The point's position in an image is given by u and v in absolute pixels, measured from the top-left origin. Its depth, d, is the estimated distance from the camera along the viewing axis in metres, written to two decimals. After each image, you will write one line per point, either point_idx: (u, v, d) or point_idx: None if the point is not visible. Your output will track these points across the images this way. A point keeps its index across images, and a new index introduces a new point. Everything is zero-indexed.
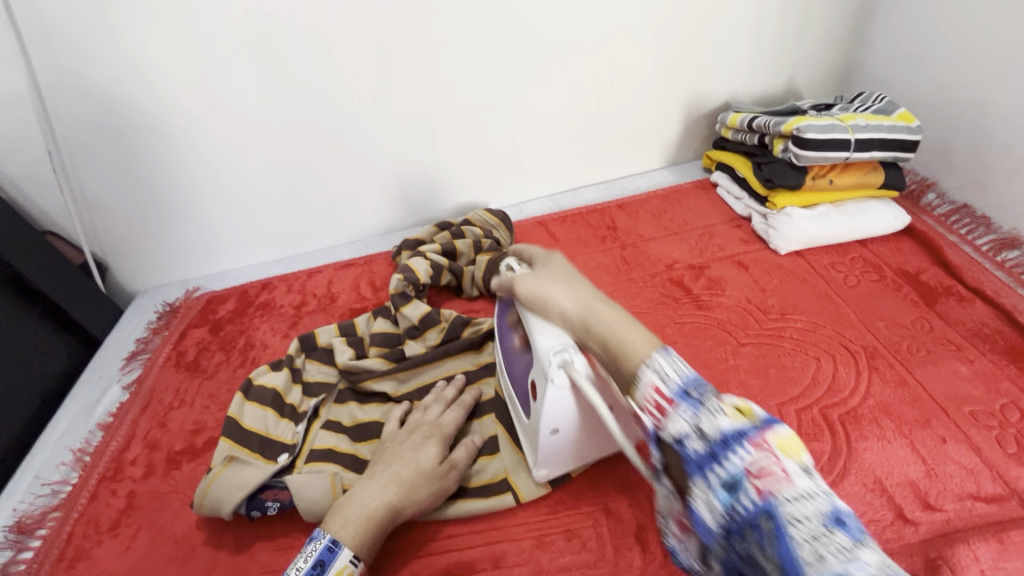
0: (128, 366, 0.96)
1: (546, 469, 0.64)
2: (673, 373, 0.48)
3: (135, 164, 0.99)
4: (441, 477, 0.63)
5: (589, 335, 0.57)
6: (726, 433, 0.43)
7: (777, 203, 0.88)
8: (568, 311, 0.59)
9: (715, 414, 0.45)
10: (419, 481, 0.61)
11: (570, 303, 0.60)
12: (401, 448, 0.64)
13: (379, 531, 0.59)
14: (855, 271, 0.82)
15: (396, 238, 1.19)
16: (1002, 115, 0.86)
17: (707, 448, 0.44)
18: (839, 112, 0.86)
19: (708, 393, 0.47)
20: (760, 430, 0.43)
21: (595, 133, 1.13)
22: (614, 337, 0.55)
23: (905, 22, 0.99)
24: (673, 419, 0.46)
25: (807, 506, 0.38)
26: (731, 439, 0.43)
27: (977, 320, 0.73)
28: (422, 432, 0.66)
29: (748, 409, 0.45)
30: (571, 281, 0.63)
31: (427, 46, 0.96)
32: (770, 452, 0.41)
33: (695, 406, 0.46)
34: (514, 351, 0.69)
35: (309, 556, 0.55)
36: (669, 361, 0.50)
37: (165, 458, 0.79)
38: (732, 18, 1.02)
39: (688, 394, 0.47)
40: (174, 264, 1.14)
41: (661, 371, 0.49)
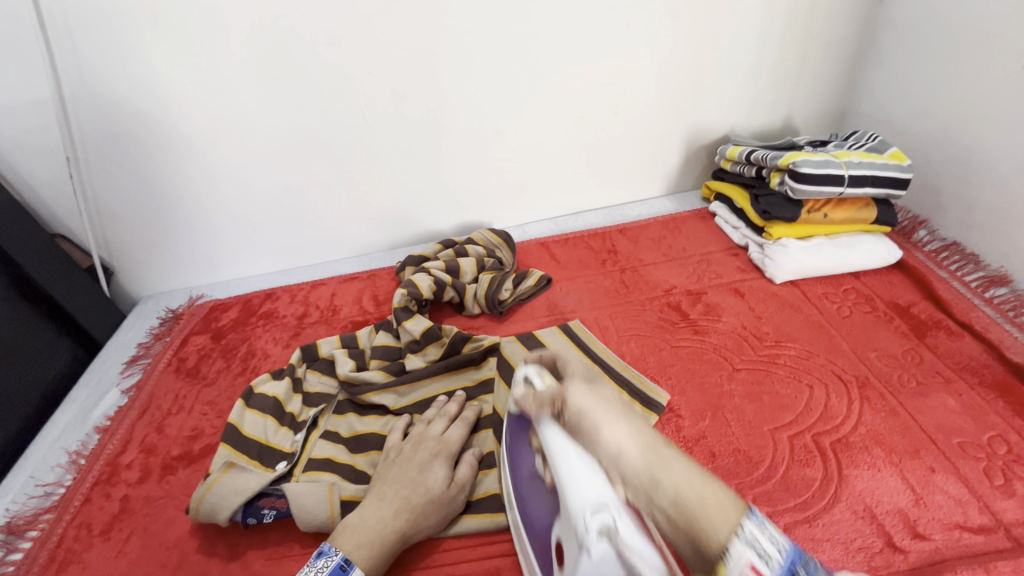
0: (128, 370, 0.97)
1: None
2: (757, 542, 0.43)
3: (150, 172, 1.01)
4: (449, 500, 0.64)
5: (658, 492, 0.47)
6: (812, 572, 0.41)
7: (773, 234, 0.90)
8: (637, 463, 0.49)
9: (788, 552, 0.42)
10: (428, 505, 0.62)
11: (650, 459, 0.49)
12: (407, 470, 0.64)
13: (387, 555, 0.59)
14: (848, 302, 0.84)
15: (400, 253, 1.21)
16: (989, 158, 0.90)
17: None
18: (834, 149, 0.89)
19: (816, 574, 0.42)
20: None
21: (598, 159, 1.16)
22: (688, 503, 0.47)
23: (897, 67, 1.04)
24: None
25: None
26: (807, 574, 0.41)
27: (966, 354, 0.74)
28: (428, 450, 0.67)
29: (848, 573, 0.42)
30: (640, 428, 0.53)
31: (438, 70, 0.99)
32: None
33: (778, 558, 0.41)
34: (530, 482, 0.60)
35: (320, 573, 0.54)
36: (761, 528, 0.44)
37: (162, 463, 0.79)
38: (733, 57, 1.06)
39: (772, 551, 0.42)
40: (180, 271, 1.15)
41: (762, 550, 0.42)
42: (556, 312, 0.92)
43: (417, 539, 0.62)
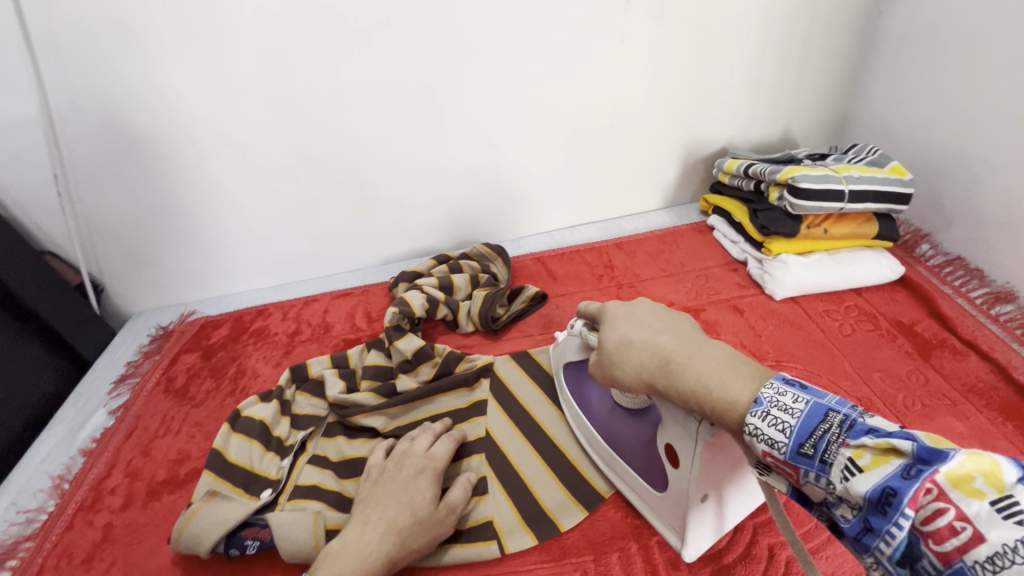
0: (116, 390, 0.95)
1: (694, 542, 0.59)
2: (779, 433, 0.41)
3: (139, 188, 1.00)
4: (439, 523, 0.61)
5: (668, 376, 0.51)
6: (871, 494, 0.36)
7: (772, 249, 0.88)
8: (648, 354, 0.54)
9: (849, 473, 0.37)
10: (416, 526, 0.60)
11: (659, 344, 0.53)
12: (393, 492, 0.62)
13: None
14: (850, 320, 0.82)
15: (395, 268, 1.19)
16: (993, 173, 0.88)
17: (860, 517, 0.37)
18: (833, 164, 0.87)
19: (830, 440, 0.39)
20: (915, 476, 0.34)
21: (595, 173, 1.15)
22: (707, 384, 0.48)
23: (897, 79, 1.02)
24: (808, 482, 0.41)
25: (1013, 566, 0.31)
26: (879, 502, 0.36)
27: (972, 374, 0.72)
28: (414, 467, 0.64)
29: (889, 447, 0.36)
30: (664, 326, 0.56)
31: (432, 85, 0.98)
32: (937, 496, 0.34)
33: (825, 468, 0.39)
34: (609, 411, 0.67)
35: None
36: (773, 401, 0.43)
37: (146, 488, 0.77)
38: (730, 68, 1.05)
39: (804, 453, 0.40)
40: (171, 287, 1.14)
41: (764, 436, 0.42)
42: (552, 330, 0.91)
43: (406, 563, 0.60)
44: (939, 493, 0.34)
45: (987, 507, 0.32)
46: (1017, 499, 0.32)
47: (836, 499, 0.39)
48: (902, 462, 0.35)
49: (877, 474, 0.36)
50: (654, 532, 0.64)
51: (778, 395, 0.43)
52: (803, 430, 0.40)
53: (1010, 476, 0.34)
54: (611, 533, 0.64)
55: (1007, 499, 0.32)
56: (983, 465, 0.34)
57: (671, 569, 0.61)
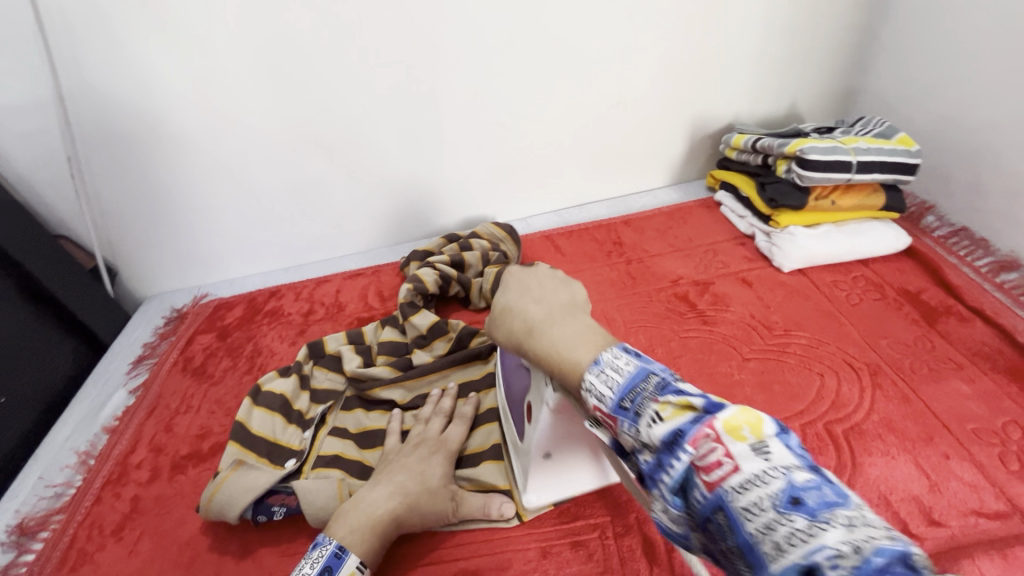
0: (134, 370, 0.97)
1: (535, 490, 0.64)
2: (607, 388, 0.42)
3: (151, 171, 1.00)
4: (445, 498, 0.63)
5: (538, 337, 0.52)
6: (666, 438, 0.37)
7: (780, 222, 0.89)
8: (527, 317, 0.54)
9: (652, 420, 0.38)
10: (424, 496, 0.62)
11: (527, 311, 0.54)
12: (407, 462, 0.66)
13: (381, 535, 0.59)
14: (857, 290, 0.83)
15: (404, 249, 1.20)
16: (999, 143, 0.88)
17: (656, 458, 0.38)
18: (841, 136, 0.88)
19: (644, 395, 0.40)
20: (700, 420, 0.36)
21: (602, 151, 1.15)
22: (557, 350, 0.49)
23: (903, 51, 1.02)
24: (622, 431, 0.41)
25: (756, 492, 0.32)
26: (670, 445, 0.36)
27: (978, 340, 0.74)
28: (428, 447, 0.68)
29: (687, 402, 0.38)
30: (545, 298, 0.56)
31: (440, 64, 0.98)
32: (713, 440, 0.35)
33: (635, 419, 0.40)
34: (514, 367, 0.69)
35: (315, 563, 0.54)
36: (607, 363, 0.44)
37: (171, 462, 0.79)
38: (738, 43, 1.05)
39: (623, 405, 0.41)
40: (183, 270, 1.15)
41: (597, 391, 0.43)
42: None
43: (411, 530, 0.62)
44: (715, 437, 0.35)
45: (746, 447, 0.34)
46: (767, 445, 0.34)
47: (638, 447, 0.40)
48: (751, 438, 0.34)
49: (672, 422, 0.37)
50: None
51: (613, 361, 0.44)
52: (627, 387, 0.42)
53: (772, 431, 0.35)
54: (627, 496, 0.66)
55: (760, 443, 0.34)
56: (752, 417, 0.35)
57: None
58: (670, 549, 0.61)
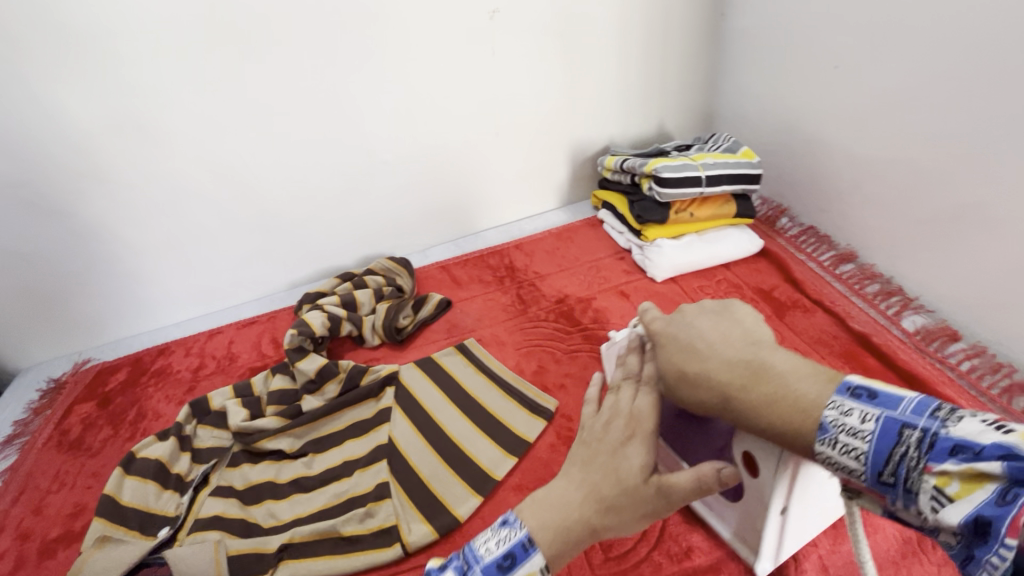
0: (2, 453, 0.89)
1: (767, 555, 0.58)
2: (855, 462, 0.42)
3: (9, 236, 0.94)
4: (642, 497, 0.51)
5: (759, 385, 0.49)
6: (965, 524, 0.36)
7: (649, 235, 0.96)
8: (730, 385, 0.52)
9: (938, 501, 0.38)
10: (622, 497, 0.52)
11: (720, 377, 0.52)
12: (602, 458, 0.54)
13: (571, 535, 0.52)
14: (719, 292, 0.91)
15: (301, 291, 1.18)
16: (828, 149, 0.99)
17: (965, 542, 0.37)
18: (693, 153, 0.96)
19: (904, 460, 0.40)
20: (1008, 499, 0.35)
21: (490, 178, 1.19)
22: (786, 400, 0.47)
23: (746, 73, 1.14)
24: (897, 505, 0.42)
25: None
26: (977, 532, 0.36)
27: (818, 328, 0.82)
28: (617, 433, 0.55)
29: (975, 474, 0.37)
30: (716, 344, 0.55)
31: (316, 109, 1.00)
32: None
33: (908, 495, 0.40)
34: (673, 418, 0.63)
35: (501, 541, 0.53)
36: (846, 409, 0.44)
37: (38, 548, 0.74)
38: (601, 71, 1.13)
39: (885, 480, 0.41)
40: (61, 337, 1.08)
41: (835, 452, 0.44)
42: (455, 334, 0.94)
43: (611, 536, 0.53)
44: None
45: None
46: None
47: (930, 527, 0.40)
48: None
49: (965, 501, 0.37)
50: None
51: (844, 412, 0.44)
52: (881, 454, 0.41)
53: None
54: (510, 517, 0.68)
55: None
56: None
57: None
58: None
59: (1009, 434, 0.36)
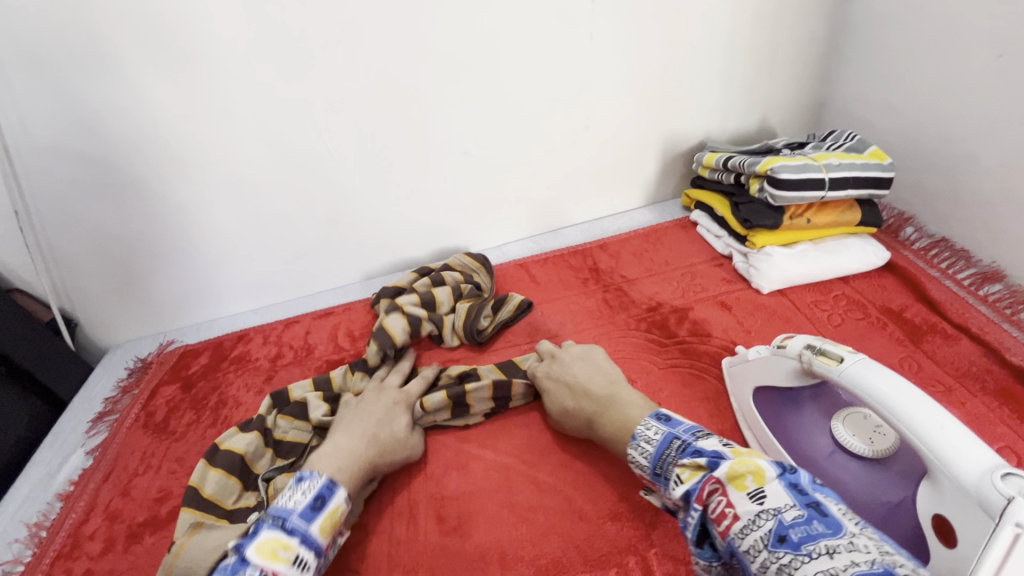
0: (93, 429, 0.92)
1: None
2: (644, 458, 0.56)
3: (105, 218, 0.97)
4: (604, 402, 0.67)
5: (607, 413, 0.65)
6: (683, 495, 0.49)
7: (756, 242, 0.87)
8: (593, 413, 0.67)
9: (676, 481, 0.51)
10: (598, 407, 0.66)
11: (587, 407, 0.68)
12: (575, 375, 0.72)
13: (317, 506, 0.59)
14: (839, 309, 0.81)
15: (376, 284, 1.17)
16: (972, 152, 0.87)
17: (684, 513, 0.50)
18: (812, 152, 0.86)
19: (669, 461, 0.53)
20: (709, 476, 0.48)
21: (574, 173, 1.13)
22: (617, 430, 0.62)
23: (870, 63, 1.01)
24: (661, 493, 0.54)
25: (754, 535, 0.42)
26: (689, 501, 0.49)
27: (964, 359, 0.71)
28: (578, 364, 0.74)
29: (697, 464, 0.50)
30: (596, 376, 0.70)
31: (402, 98, 0.96)
32: (720, 491, 0.46)
33: (666, 483, 0.53)
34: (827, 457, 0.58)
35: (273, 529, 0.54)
36: (649, 432, 0.58)
37: (126, 531, 0.75)
38: (702, 60, 1.03)
39: (658, 474, 0.54)
40: (148, 318, 1.11)
41: (641, 454, 0.57)
42: (538, 338, 0.89)
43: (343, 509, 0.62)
44: (721, 490, 0.47)
45: (744, 495, 0.45)
46: (765, 490, 0.45)
47: (674, 506, 0.53)
48: (751, 485, 0.45)
49: (690, 481, 0.49)
50: (652, 543, 0.62)
51: (645, 436, 0.58)
52: (658, 455, 0.55)
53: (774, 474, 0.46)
54: (607, 548, 0.62)
55: (758, 490, 0.45)
56: (753, 466, 0.46)
57: None
58: None
59: (728, 447, 0.50)
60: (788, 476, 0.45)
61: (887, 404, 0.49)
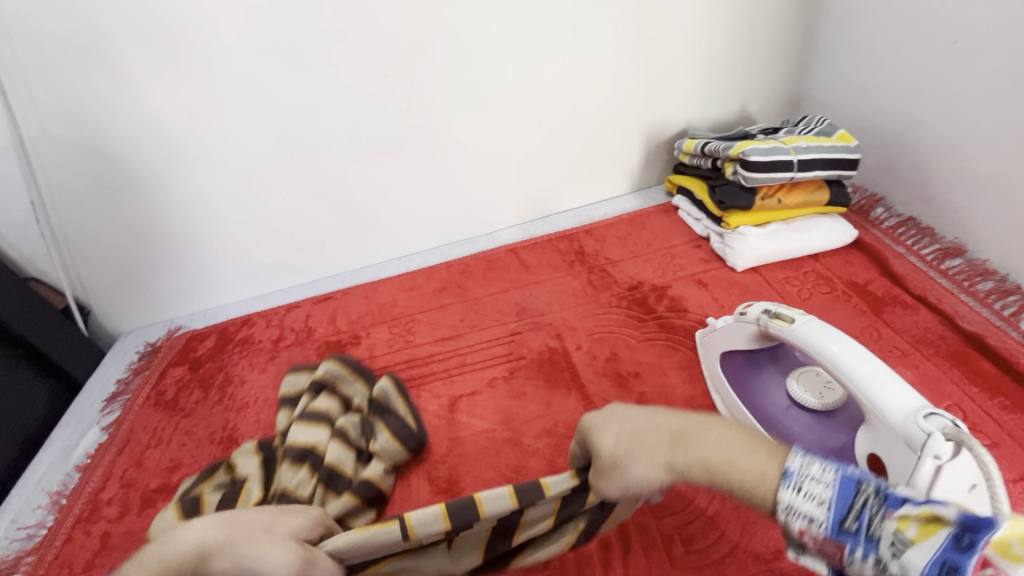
0: (108, 407, 0.98)
1: None
2: (818, 509, 0.39)
3: (115, 209, 1.02)
4: (696, 436, 0.48)
5: (686, 450, 0.47)
6: (926, 568, 0.34)
7: (731, 223, 0.91)
8: (668, 453, 0.48)
9: (896, 545, 0.36)
10: (690, 446, 0.47)
11: (661, 450, 0.49)
12: (631, 426, 0.52)
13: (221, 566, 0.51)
14: (808, 284, 0.85)
15: (372, 270, 1.21)
16: (936, 133, 0.90)
17: None
18: (783, 136, 0.91)
19: (864, 511, 0.38)
20: (959, 540, 0.34)
21: (562, 162, 1.18)
22: (731, 471, 0.44)
23: (843, 51, 1.05)
24: (847, 558, 0.38)
25: None
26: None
27: (921, 327, 0.75)
28: (631, 414, 0.53)
29: (928, 514, 0.35)
30: (644, 427, 0.51)
31: (394, 90, 1.01)
32: (992, 568, 0.34)
33: (865, 541, 0.38)
34: (784, 412, 0.64)
35: None
36: (801, 486, 0.41)
37: (141, 497, 0.80)
38: (681, 50, 1.08)
39: (845, 528, 0.38)
40: (158, 305, 1.17)
41: (803, 511, 0.40)
42: (525, 317, 0.94)
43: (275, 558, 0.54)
44: (984, 561, 0.34)
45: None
46: None
47: (855, 568, 0.39)
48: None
49: (922, 546, 0.35)
50: None
51: (808, 479, 0.41)
52: (842, 504, 0.39)
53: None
54: None
55: None
56: (1018, 528, 0.34)
57: (640, 530, 0.64)
58: (625, 549, 0.63)
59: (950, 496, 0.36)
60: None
61: (833, 359, 0.53)
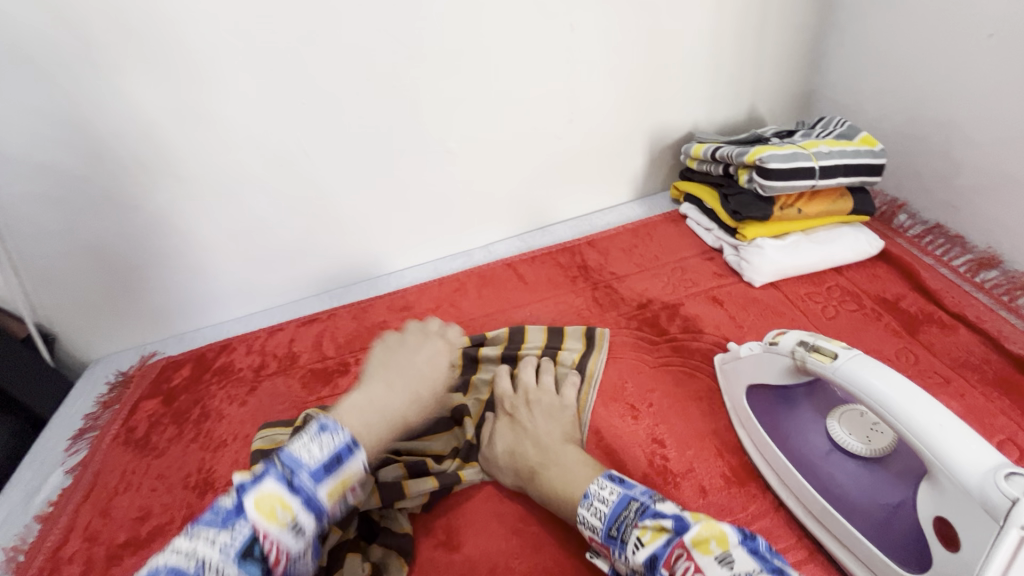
0: (74, 446, 0.89)
1: None
2: (597, 520, 0.54)
3: (77, 229, 0.93)
4: (560, 464, 0.61)
5: (546, 465, 0.62)
6: (646, 561, 0.48)
7: (746, 234, 0.85)
8: (534, 458, 0.63)
9: (636, 545, 0.49)
10: (546, 459, 0.63)
11: (531, 451, 0.64)
12: (538, 418, 0.67)
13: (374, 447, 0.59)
14: (833, 301, 0.80)
15: (361, 288, 1.14)
16: (965, 136, 0.85)
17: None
18: (801, 140, 0.84)
19: (627, 525, 0.51)
20: (672, 543, 0.47)
21: (560, 169, 1.11)
22: (557, 484, 0.59)
23: (859, 47, 0.99)
24: (616, 559, 0.52)
25: None
26: (651, 568, 0.47)
27: (963, 349, 0.70)
28: (553, 407, 0.69)
29: (660, 525, 0.49)
30: (543, 414, 0.68)
31: (382, 97, 0.93)
32: (687, 557, 0.45)
33: (623, 546, 0.51)
34: (825, 455, 0.59)
35: (324, 444, 0.51)
36: (602, 488, 0.56)
37: (106, 553, 0.73)
38: (687, 49, 1.01)
39: (612, 535, 0.52)
40: (129, 330, 1.08)
41: (590, 524, 0.54)
42: None
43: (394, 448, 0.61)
44: (687, 555, 0.45)
45: (712, 559, 0.44)
46: (732, 554, 0.44)
47: (630, 570, 0.50)
48: (717, 549, 0.45)
49: (652, 544, 0.48)
50: None
51: (599, 494, 0.55)
52: (614, 517, 0.53)
53: (737, 539, 0.46)
54: None
55: (725, 553, 0.44)
56: (717, 531, 0.46)
57: None
58: None
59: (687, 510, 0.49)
60: (748, 541, 0.45)
61: (885, 399, 0.48)
